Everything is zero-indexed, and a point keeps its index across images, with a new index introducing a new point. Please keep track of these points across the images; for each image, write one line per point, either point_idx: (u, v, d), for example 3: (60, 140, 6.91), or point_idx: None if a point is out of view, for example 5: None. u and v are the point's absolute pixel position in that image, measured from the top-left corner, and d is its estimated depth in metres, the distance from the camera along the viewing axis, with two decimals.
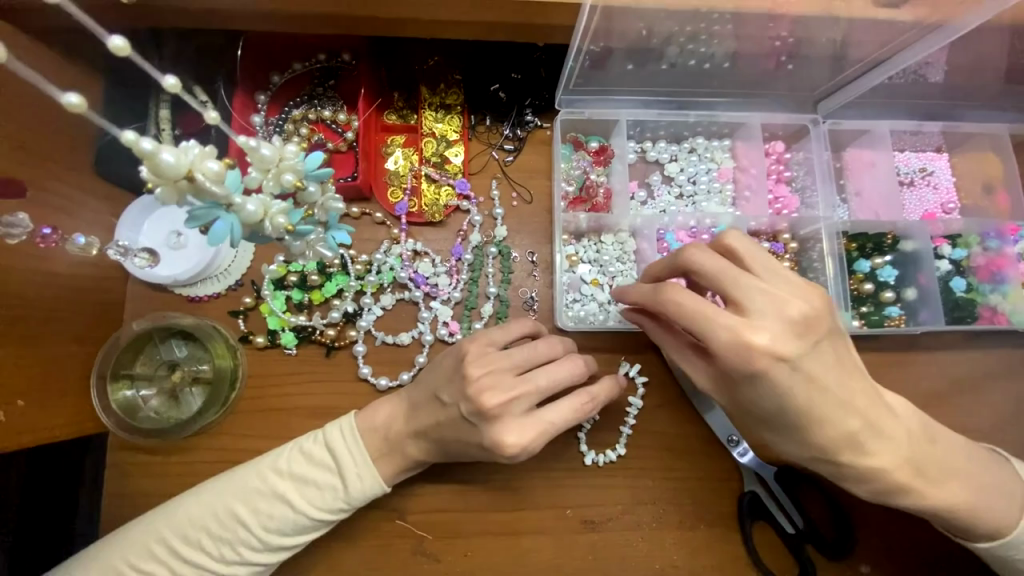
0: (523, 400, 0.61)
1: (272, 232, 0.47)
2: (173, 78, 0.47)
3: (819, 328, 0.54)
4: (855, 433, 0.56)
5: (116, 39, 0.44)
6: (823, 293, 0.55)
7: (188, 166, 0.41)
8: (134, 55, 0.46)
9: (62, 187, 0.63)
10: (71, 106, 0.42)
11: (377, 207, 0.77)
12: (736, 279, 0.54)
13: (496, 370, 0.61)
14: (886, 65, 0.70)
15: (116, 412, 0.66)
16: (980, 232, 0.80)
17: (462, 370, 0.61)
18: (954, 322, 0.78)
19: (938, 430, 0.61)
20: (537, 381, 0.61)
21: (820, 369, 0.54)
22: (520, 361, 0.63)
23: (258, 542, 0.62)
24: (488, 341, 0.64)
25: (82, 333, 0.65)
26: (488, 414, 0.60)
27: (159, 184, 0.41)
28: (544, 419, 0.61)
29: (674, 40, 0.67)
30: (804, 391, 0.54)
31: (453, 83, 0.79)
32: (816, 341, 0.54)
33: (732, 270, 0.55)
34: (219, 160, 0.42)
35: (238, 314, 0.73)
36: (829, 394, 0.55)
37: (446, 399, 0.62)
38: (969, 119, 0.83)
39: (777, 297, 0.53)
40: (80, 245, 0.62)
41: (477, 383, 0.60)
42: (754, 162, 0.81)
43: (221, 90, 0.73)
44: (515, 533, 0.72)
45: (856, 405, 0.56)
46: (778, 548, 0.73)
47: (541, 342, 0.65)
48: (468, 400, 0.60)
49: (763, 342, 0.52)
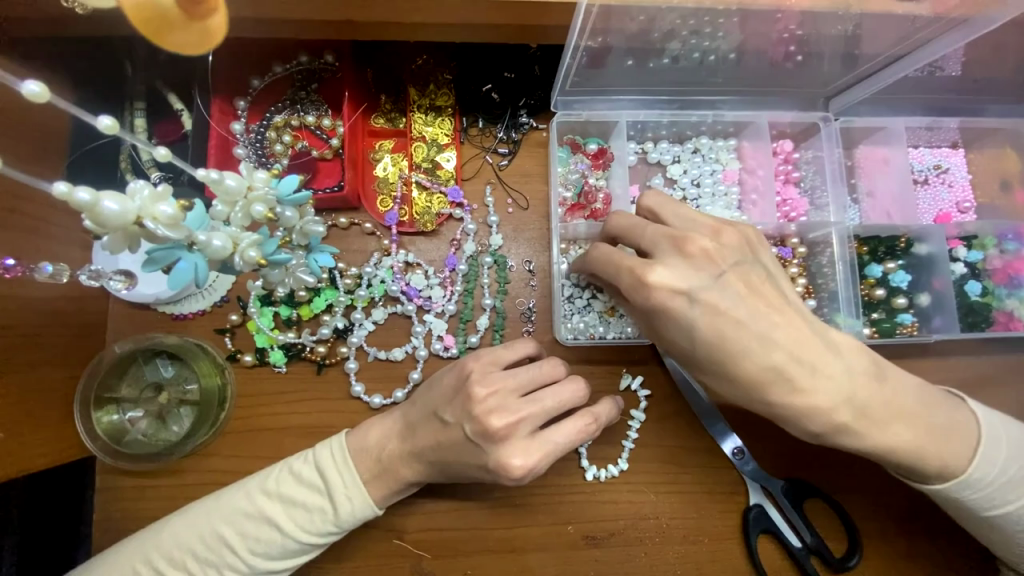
0: (528, 421, 0.58)
1: (244, 266, 0.47)
2: (107, 118, 0.43)
3: (721, 260, 0.54)
4: (779, 365, 0.52)
5: (31, 85, 0.40)
6: (737, 229, 0.57)
7: (137, 212, 0.40)
8: (57, 100, 0.42)
9: (34, 206, 0.59)
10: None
11: (365, 217, 0.73)
12: (642, 229, 0.58)
13: (501, 391, 0.59)
14: (904, 60, 0.66)
15: (102, 436, 0.64)
16: (997, 233, 0.76)
17: (465, 390, 0.59)
18: (968, 329, 0.75)
19: (958, 419, 0.58)
20: (543, 401, 0.59)
21: (724, 299, 0.52)
22: (522, 381, 0.60)
23: (245, 565, 0.61)
24: (490, 360, 0.61)
25: (61, 357, 0.63)
26: (494, 435, 0.57)
27: (109, 234, 0.40)
28: (550, 440, 0.58)
29: (676, 34, 0.62)
30: (705, 318, 0.52)
31: (442, 84, 0.75)
32: (719, 274, 0.54)
33: (637, 222, 0.58)
34: (171, 203, 0.41)
35: (224, 331, 0.70)
36: (743, 326, 0.52)
37: (448, 419, 0.60)
38: (987, 113, 0.79)
39: (678, 235, 0.55)
40: (47, 275, 0.52)
41: (482, 403, 0.58)
42: (762, 164, 0.77)
43: (196, 100, 0.69)
44: (514, 551, 0.70)
45: (777, 336, 0.52)
46: (785, 562, 0.71)
47: (545, 362, 0.62)
48: (473, 420, 0.58)
49: (658, 276, 0.53)
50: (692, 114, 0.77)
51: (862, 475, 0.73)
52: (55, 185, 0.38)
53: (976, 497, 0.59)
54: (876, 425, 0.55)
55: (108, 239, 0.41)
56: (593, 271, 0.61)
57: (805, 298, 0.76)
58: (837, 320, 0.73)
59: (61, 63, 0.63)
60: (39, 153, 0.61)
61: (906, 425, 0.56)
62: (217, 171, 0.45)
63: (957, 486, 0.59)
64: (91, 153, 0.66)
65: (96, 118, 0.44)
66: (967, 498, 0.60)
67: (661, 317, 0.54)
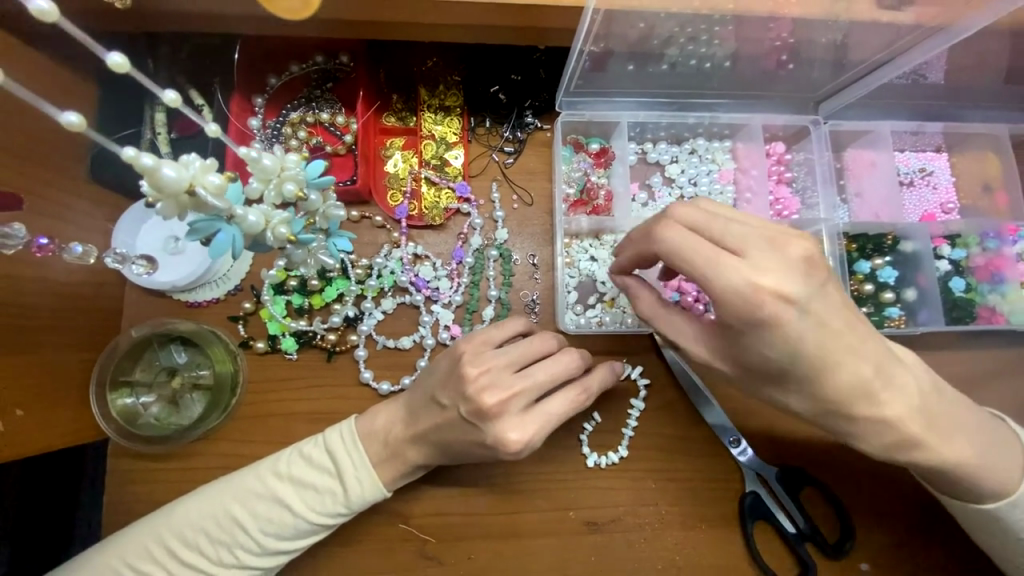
0: (523, 397, 0.59)
1: (274, 242, 0.49)
2: (173, 91, 0.46)
3: (822, 268, 0.51)
4: (868, 379, 0.53)
5: (115, 56, 0.42)
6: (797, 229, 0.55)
7: (189, 180, 0.43)
8: (134, 71, 0.44)
9: (57, 194, 0.62)
10: (70, 126, 0.42)
11: (376, 211, 0.76)
12: (730, 226, 0.51)
13: (493, 368, 0.60)
14: (888, 66, 0.70)
15: (116, 419, 0.65)
16: (979, 232, 0.80)
17: (458, 371, 0.60)
18: (952, 323, 0.78)
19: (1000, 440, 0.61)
20: (534, 376, 0.60)
21: (829, 312, 0.51)
22: (513, 359, 0.61)
23: (256, 545, 0.62)
24: (483, 340, 0.63)
25: (80, 341, 0.65)
26: (488, 412, 0.58)
27: (160, 199, 0.42)
28: (543, 412, 0.60)
29: (674, 41, 0.67)
30: (814, 333, 0.51)
31: (451, 85, 0.78)
32: (823, 283, 0.51)
33: (721, 217, 0.52)
34: (221, 174, 0.44)
35: (238, 319, 0.72)
36: (840, 337, 0.52)
37: (445, 402, 0.61)
38: (969, 119, 0.83)
39: (773, 239, 0.51)
40: (77, 255, 0.55)
41: (475, 382, 0.59)
42: (755, 164, 0.81)
43: (217, 95, 0.74)
44: (517, 535, 0.72)
45: (865, 346, 0.53)
46: (779, 548, 0.74)
47: (537, 336, 0.64)
48: (467, 400, 0.59)
49: (766, 285, 0.48)
50: (690, 116, 0.80)
51: (855, 463, 0.76)
52: (120, 150, 0.41)
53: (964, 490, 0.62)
54: (923, 437, 0.57)
55: (160, 204, 0.43)
56: (667, 262, 0.51)
57: None
58: None
59: (88, 61, 0.66)
60: (70, 145, 0.64)
61: (947, 442, 0.58)
62: (255, 151, 0.48)
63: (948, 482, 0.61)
64: (108, 148, 0.66)
65: (163, 91, 0.46)
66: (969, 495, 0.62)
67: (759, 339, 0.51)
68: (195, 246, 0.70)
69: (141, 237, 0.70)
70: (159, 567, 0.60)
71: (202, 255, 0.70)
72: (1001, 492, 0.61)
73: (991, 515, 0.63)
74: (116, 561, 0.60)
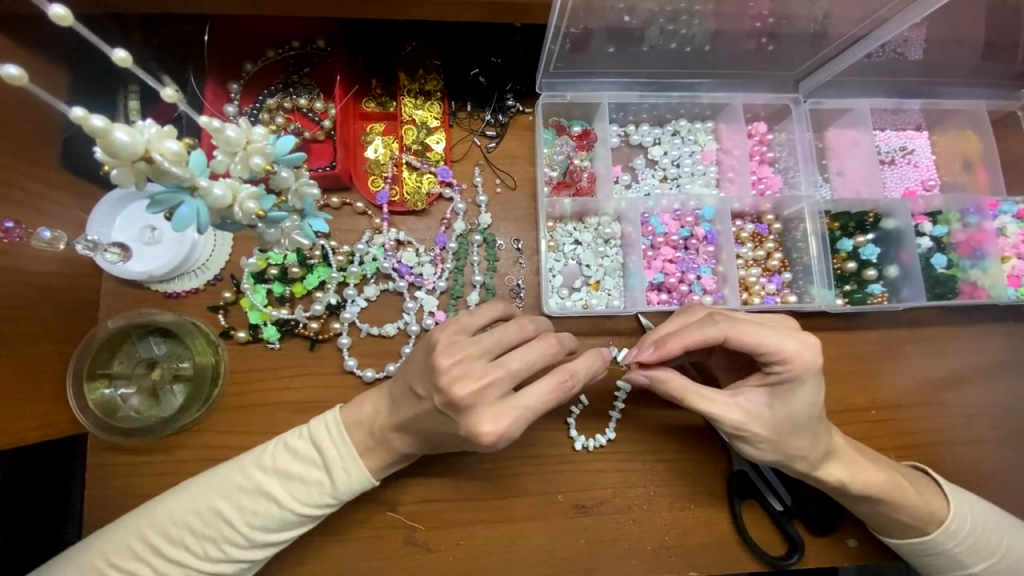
0: (496, 386, 0.58)
1: (243, 218, 0.48)
2: (121, 50, 0.42)
3: None
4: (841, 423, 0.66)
5: (57, 8, 0.39)
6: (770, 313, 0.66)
7: (145, 145, 0.42)
8: (79, 26, 0.41)
9: (28, 181, 0.61)
10: (11, 78, 0.39)
11: (357, 197, 0.76)
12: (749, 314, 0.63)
13: (467, 358, 0.58)
14: (865, 41, 0.71)
15: (94, 411, 0.64)
16: (960, 208, 0.81)
17: (432, 361, 0.59)
18: (935, 299, 0.79)
19: (928, 484, 0.69)
20: (510, 365, 0.59)
21: None
22: (491, 346, 0.60)
23: (242, 538, 0.61)
24: (455, 329, 0.61)
25: (55, 333, 0.63)
26: (460, 404, 0.57)
27: (115, 165, 0.41)
28: (519, 404, 0.58)
29: (654, 21, 0.67)
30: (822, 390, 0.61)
31: (431, 69, 0.77)
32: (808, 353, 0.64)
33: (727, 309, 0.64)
34: (178, 140, 0.43)
35: (217, 309, 0.71)
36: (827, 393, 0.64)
37: (422, 391, 0.60)
38: (949, 96, 0.83)
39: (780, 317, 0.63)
40: (45, 240, 0.57)
41: (449, 372, 0.57)
42: (737, 144, 0.81)
43: (192, 81, 0.73)
44: (505, 520, 0.71)
45: None
46: (767, 526, 0.74)
47: (513, 322, 0.63)
48: (440, 392, 0.58)
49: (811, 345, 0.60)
50: (671, 96, 0.80)
51: None
52: (70, 112, 0.39)
53: (911, 498, 0.66)
54: (869, 472, 0.65)
55: (117, 172, 0.43)
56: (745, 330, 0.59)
57: (781, 271, 0.80)
58: (812, 292, 0.77)
59: (58, 47, 0.64)
60: (41, 131, 0.62)
61: (882, 470, 0.66)
62: (219, 122, 0.47)
63: (904, 495, 0.65)
64: (79, 130, 0.65)
65: (111, 50, 0.43)
66: (912, 500, 0.66)
67: (803, 380, 0.59)
68: (171, 235, 0.69)
69: (117, 227, 0.69)
70: (144, 565, 0.59)
71: (178, 244, 0.69)
72: (936, 521, 0.67)
73: (932, 547, 0.68)
74: (98, 561, 0.59)
